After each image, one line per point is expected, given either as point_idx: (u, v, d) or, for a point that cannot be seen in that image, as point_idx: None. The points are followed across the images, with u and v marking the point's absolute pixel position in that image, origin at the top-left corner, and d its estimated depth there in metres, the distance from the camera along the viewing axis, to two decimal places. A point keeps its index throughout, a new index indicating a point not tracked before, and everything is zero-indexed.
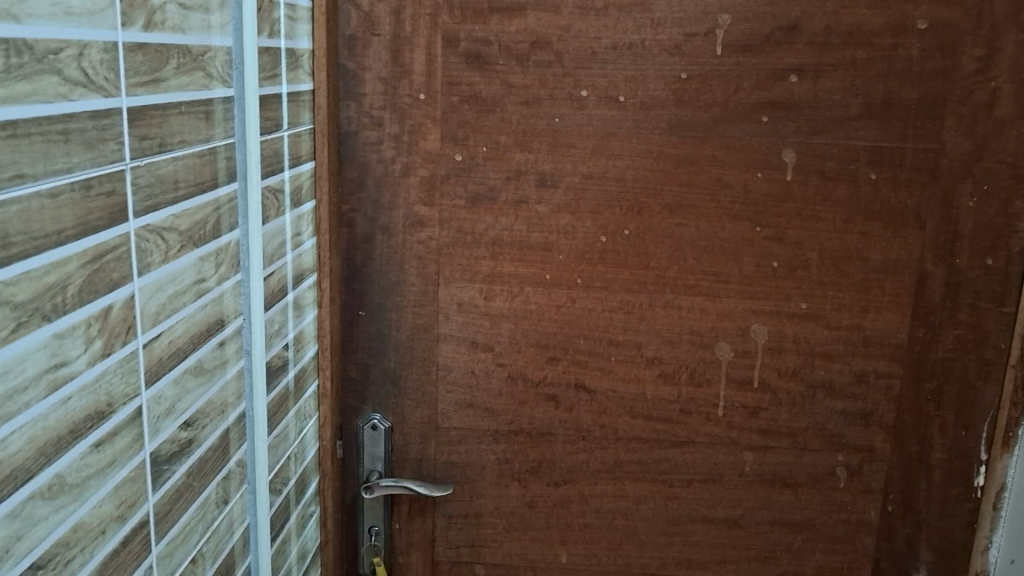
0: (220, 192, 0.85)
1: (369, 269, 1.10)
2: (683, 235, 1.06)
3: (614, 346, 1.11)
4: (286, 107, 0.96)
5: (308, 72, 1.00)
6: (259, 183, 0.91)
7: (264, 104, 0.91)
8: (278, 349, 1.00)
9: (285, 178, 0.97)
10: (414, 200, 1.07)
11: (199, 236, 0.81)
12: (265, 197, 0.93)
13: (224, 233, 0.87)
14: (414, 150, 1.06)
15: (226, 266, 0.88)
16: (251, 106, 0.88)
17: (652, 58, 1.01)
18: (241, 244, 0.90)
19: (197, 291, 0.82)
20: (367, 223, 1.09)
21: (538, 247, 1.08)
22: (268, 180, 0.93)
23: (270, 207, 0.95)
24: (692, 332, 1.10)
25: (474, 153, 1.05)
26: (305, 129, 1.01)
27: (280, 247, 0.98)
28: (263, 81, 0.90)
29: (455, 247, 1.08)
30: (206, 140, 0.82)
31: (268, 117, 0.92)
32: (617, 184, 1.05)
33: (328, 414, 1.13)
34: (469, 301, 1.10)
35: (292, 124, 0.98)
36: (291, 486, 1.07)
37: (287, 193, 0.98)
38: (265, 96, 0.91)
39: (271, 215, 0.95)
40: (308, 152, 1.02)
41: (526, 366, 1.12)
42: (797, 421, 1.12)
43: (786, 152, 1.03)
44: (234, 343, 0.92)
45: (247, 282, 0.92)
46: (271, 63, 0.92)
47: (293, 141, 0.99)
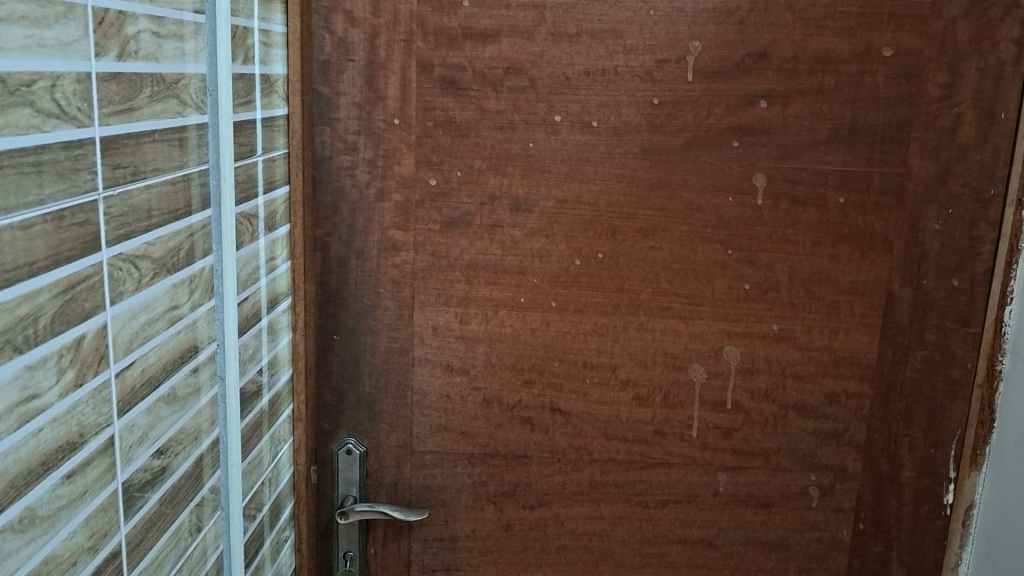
0: (194, 219, 0.85)
1: (343, 294, 1.10)
2: (656, 258, 1.07)
3: (589, 368, 1.11)
4: (261, 132, 0.96)
5: (282, 97, 1.00)
6: (233, 209, 0.91)
7: (237, 129, 0.91)
8: (252, 374, 1.00)
9: (259, 203, 0.97)
10: (389, 225, 1.07)
11: (173, 263, 0.81)
12: (239, 223, 0.93)
13: (198, 259, 0.87)
14: (388, 175, 1.06)
15: (200, 292, 0.88)
16: (225, 132, 0.88)
17: (625, 84, 1.03)
18: (215, 270, 0.90)
19: (171, 317, 0.81)
20: (341, 248, 1.09)
21: (513, 271, 1.08)
22: (242, 205, 0.93)
23: (244, 232, 0.95)
24: (666, 354, 1.11)
25: (448, 177, 1.05)
26: (279, 154, 1.01)
27: (254, 272, 0.98)
28: (236, 107, 0.90)
29: (431, 270, 1.09)
30: (179, 168, 0.82)
31: (242, 143, 0.92)
32: (591, 209, 1.06)
33: (302, 439, 1.12)
34: (445, 324, 1.10)
35: (267, 150, 0.98)
36: (265, 511, 1.06)
37: (261, 219, 0.98)
38: (239, 122, 0.91)
39: (245, 240, 0.95)
40: (283, 177, 1.02)
41: (502, 389, 1.12)
42: (769, 441, 1.14)
43: (757, 176, 1.05)
44: (208, 369, 0.91)
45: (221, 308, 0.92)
46: (246, 89, 0.92)
47: (268, 166, 0.99)
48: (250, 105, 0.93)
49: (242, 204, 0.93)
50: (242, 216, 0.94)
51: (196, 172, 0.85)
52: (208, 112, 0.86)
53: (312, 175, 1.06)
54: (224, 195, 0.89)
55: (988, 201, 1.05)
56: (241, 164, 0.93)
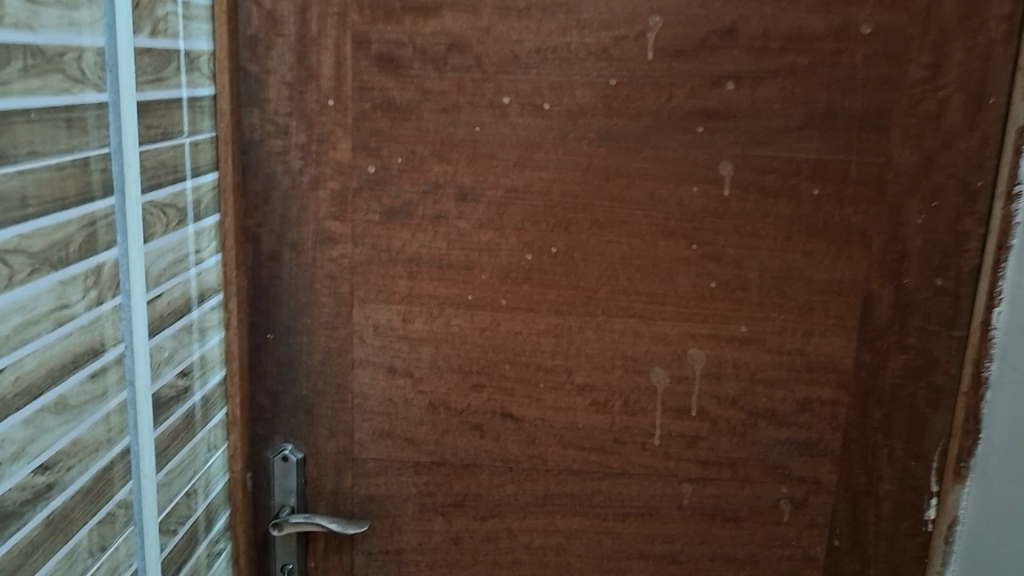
0: (92, 207, 0.77)
1: (277, 289, 1.01)
2: (614, 253, 0.99)
3: (542, 372, 1.03)
4: (179, 114, 0.89)
5: (206, 75, 0.93)
6: (138, 198, 0.82)
7: (144, 110, 0.83)
8: (170, 377, 0.92)
9: (177, 191, 0.90)
10: (325, 215, 0.99)
11: (60, 257, 0.72)
12: (150, 213, 0.85)
13: (99, 253, 0.78)
14: (323, 161, 0.97)
15: (103, 289, 0.80)
16: (128, 113, 0.80)
17: (579, 63, 0.94)
18: (121, 264, 0.82)
19: (58, 318, 0.73)
20: (274, 240, 1.00)
21: (459, 267, 1.00)
22: (152, 194, 0.85)
23: (156, 223, 0.86)
24: (625, 356, 1.02)
25: (388, 164, 0.97)
26: (205, 137, 0.94)
27: (172, 267, 0.90)
28: (143, 85, 0.82)
29: (370, 265, 1.00)
30: (69, 151, 0.73)
31: (152, 126, 0.84)
32: (543, 198, 0.97)
33: (238, 445, 1.05)
34: (386, 322, 1.02)
35: (187, 134, 0.90)
36: (199, 515, 0.99)
37: (180, 210, 0.90)
38: (147, 102, 0.83)
39: (158, 232, 0.87)
40: (210, 164, 0.95)
41: (449, 393, 1.04)
42: (737, 451, 1.05)
43: (723, 165, 0.96)
44: (114, 373, 0.83)
45: (129, 306, 0.84)
46: (155, 66, 0.84)
47: (188, 151, 0.91)
48: (162, 84, 0.85)
49: (153, 192, 0.85)
50: (153, 204, 0.86)
51: (94, 155, 0.77)
52: (110, 90, 0.78)
53: (240, 161, 0.98)
54: (128, 182, 0.81)
55: (976, 194, 0.96)
56: (151, 149, 0.85)
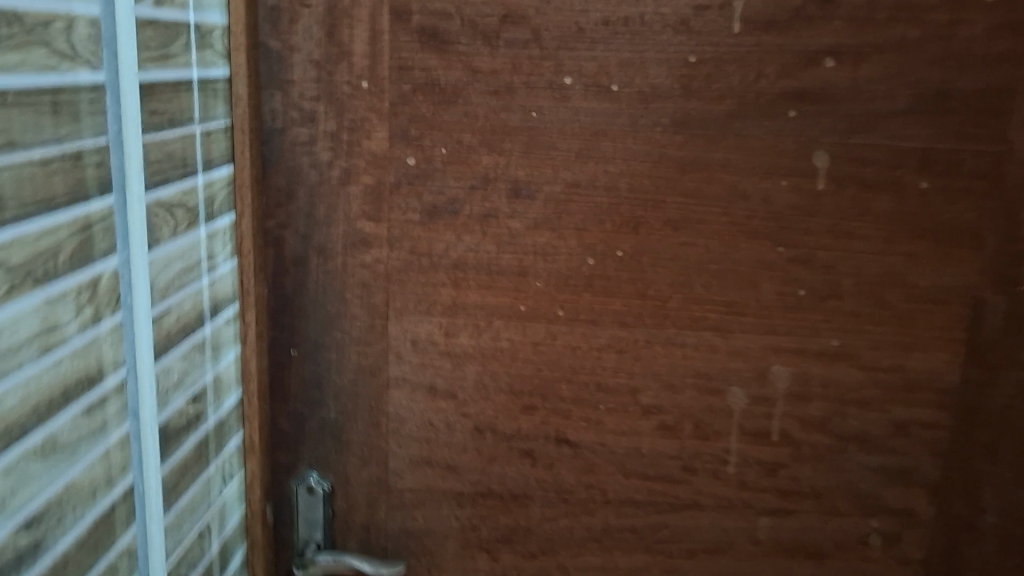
0: (85, 208, 0.64)
1: (302, 299, 0.89)
2: (688, 257, 0.86)
3: (603, 392, 0.90)
4: (187, 97, 0.76)
5: (220, 52, 0.80)
6: (140, 197, 0.70)
7: (146, 92, 0.70)
8: (179, 403, 0.79)
9: (186, 187, 0.77)
10: (357, 214, 0.86)
11: (47, 270, 0.60)
12: (155, 212, 0.73)
13: (95, 262, 0.66)
14: (355, 152, 0.84)
15: (101, 303, 0.67)
16: (128, 95, 0.67)
17: (653, 37, 0.81)
18: (121, 274, 0.69)
19: (45, 343, 0.60)
20: (298, 243, 0.87)
21: (511, 273, 0.87)
22: (157, 191, 0.73)
23: (162, 226, 0.74)
24: (698, 374, 0.90)
25: (431, 155, 0.84)
26: (218, 125, 0.81)
27: (181, 276, 0.77)
28: (143, 62, 0.70)
29: (409, 271, 0.87)
30: (55, 141, 0.60)
31: (156, 111, 0.72)
32: (609, 194, 0.85)
33: (256, 472, 0.92)
34: (427, 337, 0.89)
35: (198, 120, 0.78)
36: (213, 555, 0.87)
37: (190, 208, 0.78)
38: (151, 82, 0.71)
39: (164, 235, 0.74)
40: (224, 155, 0.83)
41: (496, 416, 0.91)
42: (822, 480, 0.93)
43: (816, 154, 0.84)
44: (114, 403, 0.70)
45: (131, 322, 0.71)
46: (159, 41, 0.71)
47: (198, 140, 0.78)
48: (167, 61, 0.73)
49: (159, 188, 0.73)
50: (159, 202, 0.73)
51: (86, 145, 0.64)
52: (105, 67, 0.65)
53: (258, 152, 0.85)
54: (129, 177, 0.69)
55: None
56: (155, 138, 0.72)
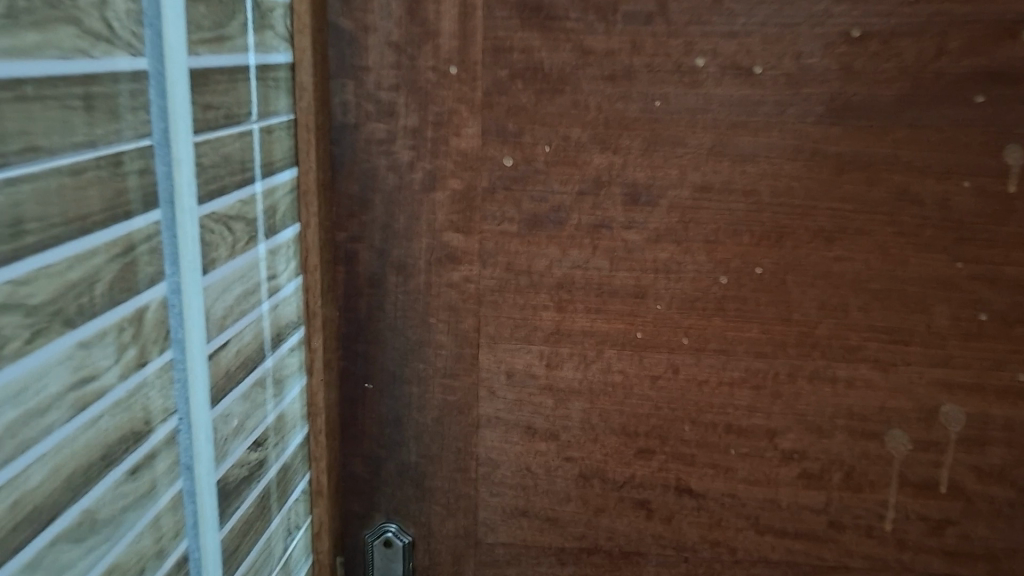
0: (126, 227, 0.51)
1: (378, 326, 0.76)
2: (843, 275, 0.71)
3: (734, 434, 0.76)
4: (246, 88, 0.63)
5: (282, 35, 0.66)
6: (189, 212, 0.57)
7: (200, 82, 0.57)
8: (238, 453, 0.66)
9: (246, 196, 0.64)
10: (443, 225, 0.72)
11: (79, 307, 0.47)
12: (210, 229, 0.60)
13: (138, 293, 0.53)
14: (442, 151, 0.70)
15: (147, 342, 0.54)
16: (177, 85, 0.54)
17: (808, 6, 0.66)
18: (170, 305, 0.57)
19: (79, 399, 0.47)
20: (373, 259, 0.74)
21: (626, 294, 0.73)
22: (210, 203, 0.60)
23: (216, 245, 0.61)
24: (851, 414, 0.74)
25: (532, 155, 0.70)
26: (280, 121, 0.67)
27: (241, 302, 0.64)
28: (195, 45, 0.56)
29: (504, 292, 0.73)
30: (87, 146, 0.47)
31: (211, 105, 0.59)
32: (748, 198, 0.70)
33: (325, 519, 0.78)
34: (525, 369, 0.75)
35: (259, 116, 0.64)
36: None
37: (250, 222, 0.65)
38: (205, 69, 0.58)
39: (220, 256, 0.61)
40: (292, 156, 0.69)
41: (605, 461, 0.77)
42: (999, 540, 0.77)
43: (1010, 148, 0.67)
44: (164, 462, 0.57)
45: (184, 362, 0.58)
46: (213, 19, 0.58)
47: (259, 140, 0.65)
48: (223, 44, 0.59)
49: (213, 199, 0.60)
50: (212, 216, 0.60)
51: (128, 149, 0.51)
52: (149, 51, 0.52)
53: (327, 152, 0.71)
54: (178, 186, 0.56)
55: None
56: (210, 138, 0.59)
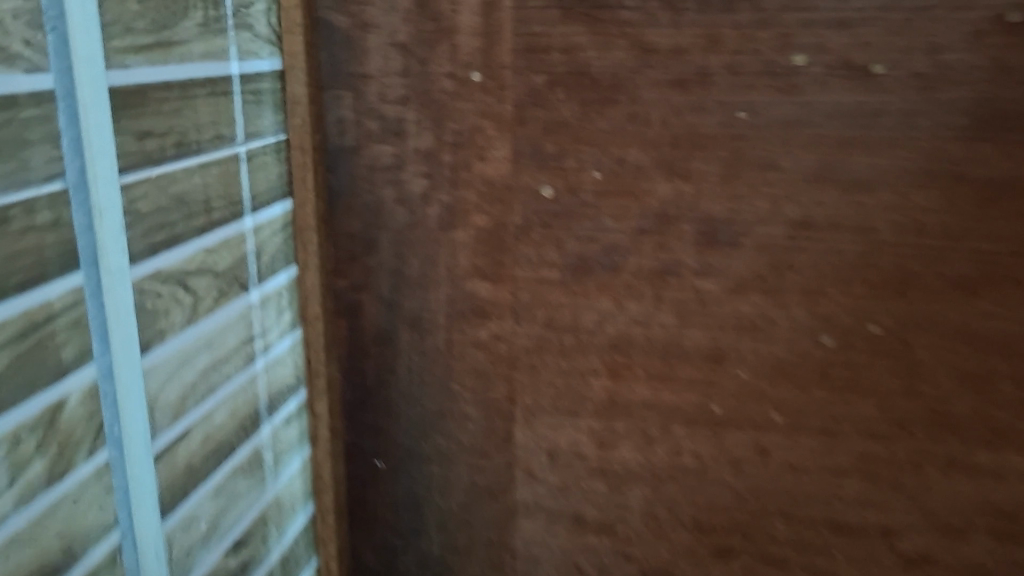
0: (17, 305, 0.37)
1: (389, 392, 0.61)
2: (992, 335, 0.53)
3: (839, 535, 0.58)
4: (208, 106, 0.49)
5: (268, 37, 0.55)
6: (124, 270, 0.43)
7: (132, 103, 0.43)
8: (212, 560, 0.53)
9: (211, 244, 0.50)
10: (466, 271, 0.57)
11: None
12: (156, 292, 0.46)
13: (47, 386, 0.39)
14: (463, 180, 0.55)
15: (66, 451, 0.41)
16: (95, 109, 0.40)
17: None
18: (102, 395, 0.43)
19: None
20: (381, 313, 0.60)
21: (699, 358, 0.57)
22: (161, 257, 0.46)
23: (170, 310, 0.47)
24: (997, 513, 0.56)
25: (578, 183, 0.54)
26: (271, 144, 0.56)
27: (209, 377, 0.51)
28: (125, 53, 0.43)
29: (544, 353, 0.58)
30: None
31: (151, 131, 0.45)
32: (861, 237, 0.53)
33: None
34: (570, 448, 0.60)
35: (226, 141, 0.51)
36: None
37: (219, 274, 0.51)
38: (140, 86, 0.44)
39: (176, 322, 0.48)
40: (272, 189, 0.56)
41: (672, 563, 0.61)
42: None
43: None
44: None
45: (122, 470, 0.44)
46: (153, 18, 0.45)
47: (227, 171, 0.52)
48: (169, 51, 0.46)
49: (162, 253, 0.46)
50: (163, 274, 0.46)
51: (17, 199, 0.37)
52: (53, 62, 0.38)
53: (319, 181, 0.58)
54: (102, 242, 0.41)
55: None
56: (152, 175, 0.45)
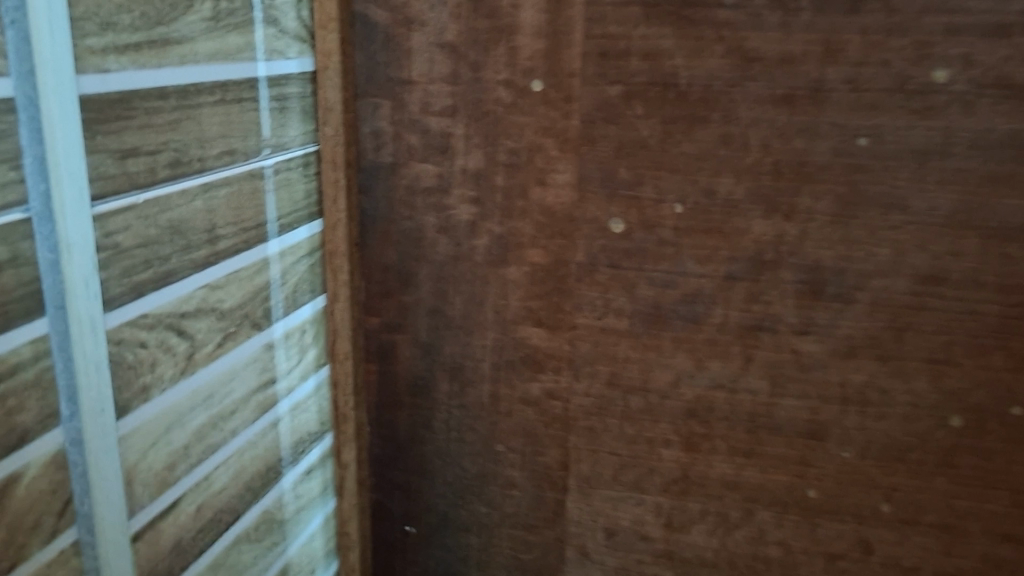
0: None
1: (422, 450, 0.53)
2: None
3: None
4: (214, 116, 0.40)
5: (299, 30, 0.45)
6: (100, 318, 0.34)
7: (114, 114, 0.34)
8: None
9: (215, 278, 0.41)
10: (517, 315, 0.48)
11: None
12: (138, 341, 0.36)
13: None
14: (517, 208, 0.47)
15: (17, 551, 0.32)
16: (63, 121, 0.31)
17: None
18: (70, 469, 0.34)
19: None
20: (416, 359, 0.51)
21: (794, 432, 0.47)
22: (150, 301, 0.37)
23: (160, 363, 0.38)
24: None
25: (655, 217, 0.45)
26: (297, 156, 0.46)
27: (208, 435, 0.42)
28: (106, 56, 0.33)
29: (605, 415, 0.49)
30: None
31: (138, 149, 0.35)
32: (1007, 298, 0.43)
33: None
34: (632, 526, 0.51)
35: (237, 156, 0.42)
36: None
37: (227, 314, 0.42)
38: (126, 94, 0.34)
39: (168, 376, 0.39)
40: (292, 212, 0.46)
41: None
42: None
43: None
44: None
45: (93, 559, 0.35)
46: (145, 11, 0.35)
47: (240, 192, 0.42)
48: (165, 51, 0.36)
49: (149, 291, 0.37)
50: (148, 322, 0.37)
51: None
52: (14, 66, 0.29)
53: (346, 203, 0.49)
54: (70, 284, 0.32)
55: None
56: (138, 201, 0.36)
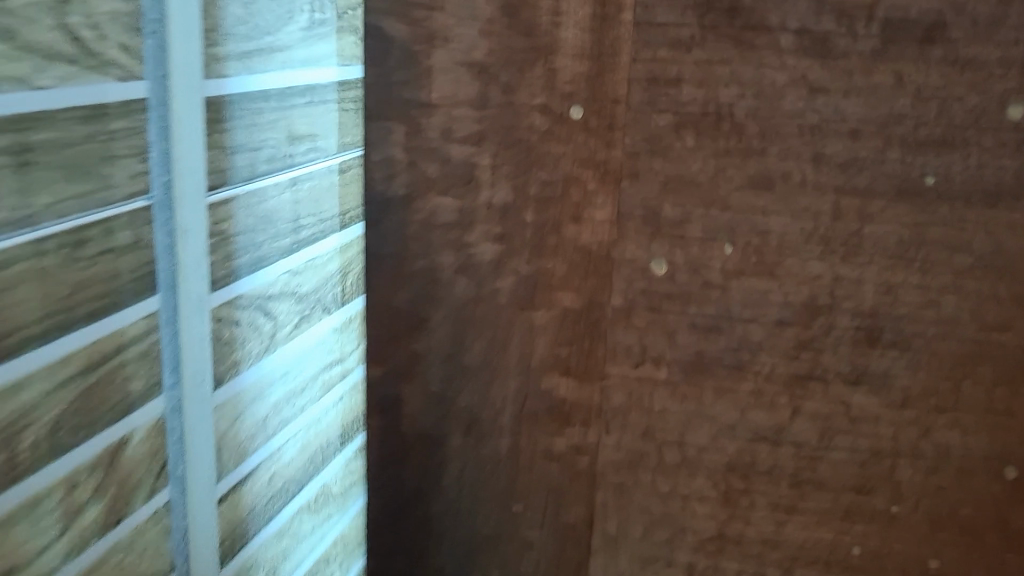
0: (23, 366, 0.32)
1: (431, 509, 0.48)
2: None
3: None
4: (301, 118, 0.47)
5: (358, 46, 0.51)
6: (204, 296, 0.41)
7: (227, 116, 0.41)
8: None
9: (292, 262, 0.48)
10: (545, 363, 0.44)
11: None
12: (237, 319, 0.44)
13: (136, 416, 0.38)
14: (550, 244, 0.42)
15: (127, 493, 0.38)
16: (191, 133, 0.39)
17: None
18: (171, 430, 0.41)
19: None
20: (429, 409, 0.46)
21: (841, 486, 0.44)
22: (240, 280, 0.44)
23: (239, 339, 0.44)
24: None
25: (703, 258, 0.41)
26: (353, 156, 0.52)
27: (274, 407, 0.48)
28: (225, 62, 0.40)
29: (639, 470, 0.45)
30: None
31: (243, 146, 0.43)
32: None
33: None
34: None
35: (293, 161, 0.47)
36: None
37: (301, 298, 0.49)
38: (239, 100, 0.42)
39: (246, 348, 0.45)
40: (349, 212, 0.53)
41: None
42: None
43: None
44: None
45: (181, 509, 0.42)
46: (258, 24, 0.43)
47: (319, 186, 0.50)
48: (272, 61, 0.44)
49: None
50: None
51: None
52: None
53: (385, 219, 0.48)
54: (182, 267, 0.40)
55: None
56: (239, 192, 0.43)
